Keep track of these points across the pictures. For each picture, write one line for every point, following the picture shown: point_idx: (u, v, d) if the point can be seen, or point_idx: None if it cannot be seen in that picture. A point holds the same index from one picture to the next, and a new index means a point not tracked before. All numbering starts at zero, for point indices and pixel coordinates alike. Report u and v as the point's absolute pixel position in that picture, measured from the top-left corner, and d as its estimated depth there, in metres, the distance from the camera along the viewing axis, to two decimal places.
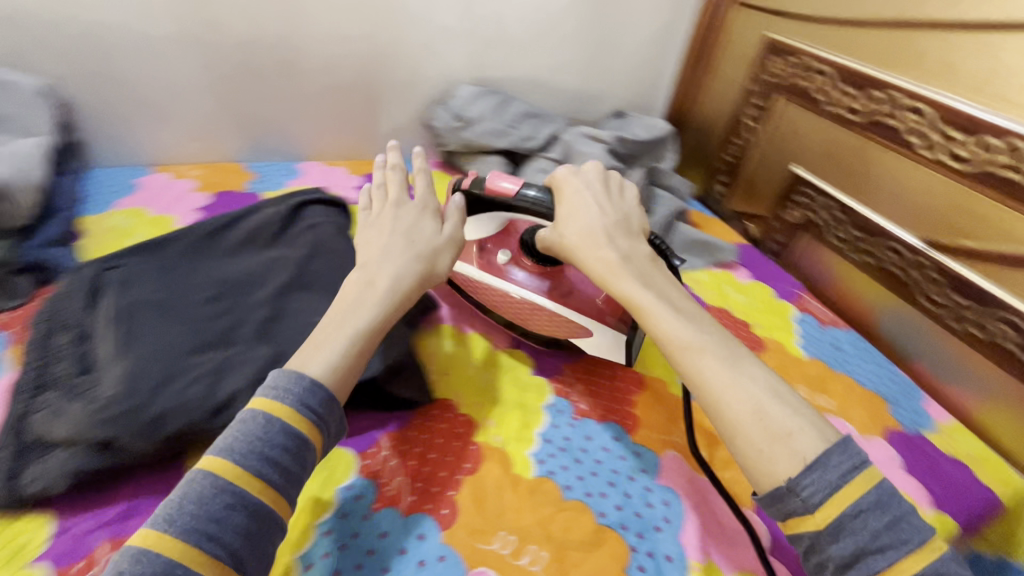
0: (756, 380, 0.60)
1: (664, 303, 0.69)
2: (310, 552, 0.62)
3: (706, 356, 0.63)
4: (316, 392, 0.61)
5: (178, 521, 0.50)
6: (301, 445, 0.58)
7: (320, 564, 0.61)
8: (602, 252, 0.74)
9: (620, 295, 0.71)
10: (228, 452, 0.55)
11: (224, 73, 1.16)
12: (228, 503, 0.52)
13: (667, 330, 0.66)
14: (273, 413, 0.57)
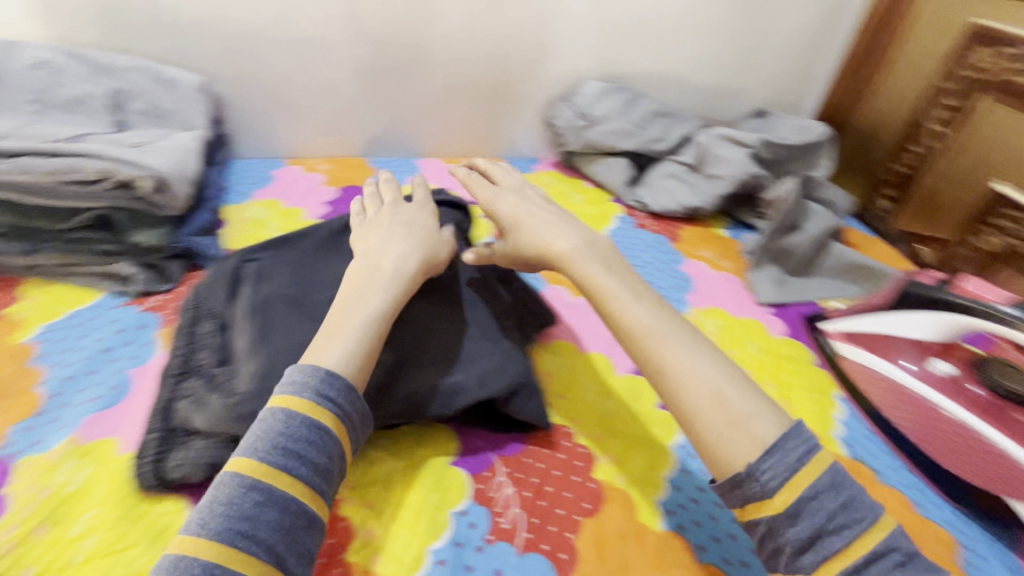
0: (713, 361, 0.43)
1: (685, 337, 0.45)
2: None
3: (669, 343, 0.44)
4: (338, 384, 0.43)
5: (213, 528, 0.36)
6: (327, 438, 0.41)
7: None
8: (563, 234, 0.54)
9: (638, 320, 0.46)
10: (259, 447, 0.39)
11: (619, 39, 0.89)
12: (260, 499, 0.37)
13: (687, 373, 0.43)
14: (294, 405, 0.41)
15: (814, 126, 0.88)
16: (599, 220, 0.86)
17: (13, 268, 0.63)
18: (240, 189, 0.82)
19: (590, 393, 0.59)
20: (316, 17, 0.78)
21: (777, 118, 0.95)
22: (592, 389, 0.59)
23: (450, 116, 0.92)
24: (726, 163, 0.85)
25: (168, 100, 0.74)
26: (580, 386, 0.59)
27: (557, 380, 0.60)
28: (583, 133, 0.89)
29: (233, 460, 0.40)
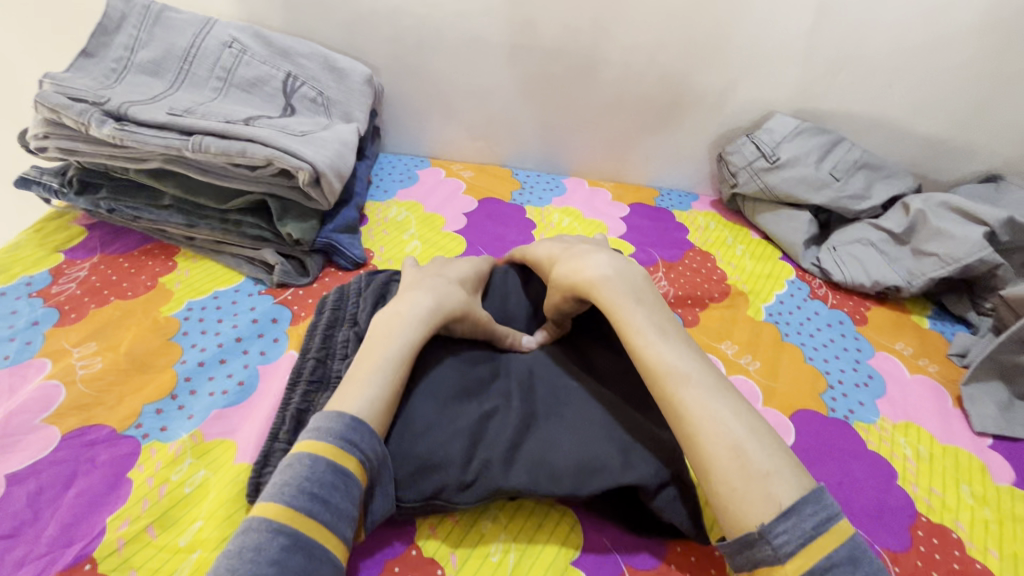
0: (736, 408, 0.39)
1: (707, 378, 0.41)
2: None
3: (690, 385, 0.40)
4: (363, 428, 0.40)
5: (239, 573, 0.32)
6: (350, 483, 0.38)
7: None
8: (596, 262, 0.50)
9: (659, 357, 0.42)
10: (284, 491, 0.36)
11: (829, 73, 0.75)
12: (288, 543, 0.34)
13: (706, 419, 0.38)
14: (321, 450, 0.38)
15: None
16: (765, 281, 0.73)
17: (176, 237, 0.66)
18: (383, 187, 0.80)
19: None
20: (489, 19, 0.73)
21: (1013, 189, 0.77)
22: None
23: (607, 137, 0.84)
24: (945, 239, 0.67)
25: (334, 90, 0.74)
26: None
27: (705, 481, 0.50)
28: (762, 177, 0.76)
29: (257, 504, 0.36)
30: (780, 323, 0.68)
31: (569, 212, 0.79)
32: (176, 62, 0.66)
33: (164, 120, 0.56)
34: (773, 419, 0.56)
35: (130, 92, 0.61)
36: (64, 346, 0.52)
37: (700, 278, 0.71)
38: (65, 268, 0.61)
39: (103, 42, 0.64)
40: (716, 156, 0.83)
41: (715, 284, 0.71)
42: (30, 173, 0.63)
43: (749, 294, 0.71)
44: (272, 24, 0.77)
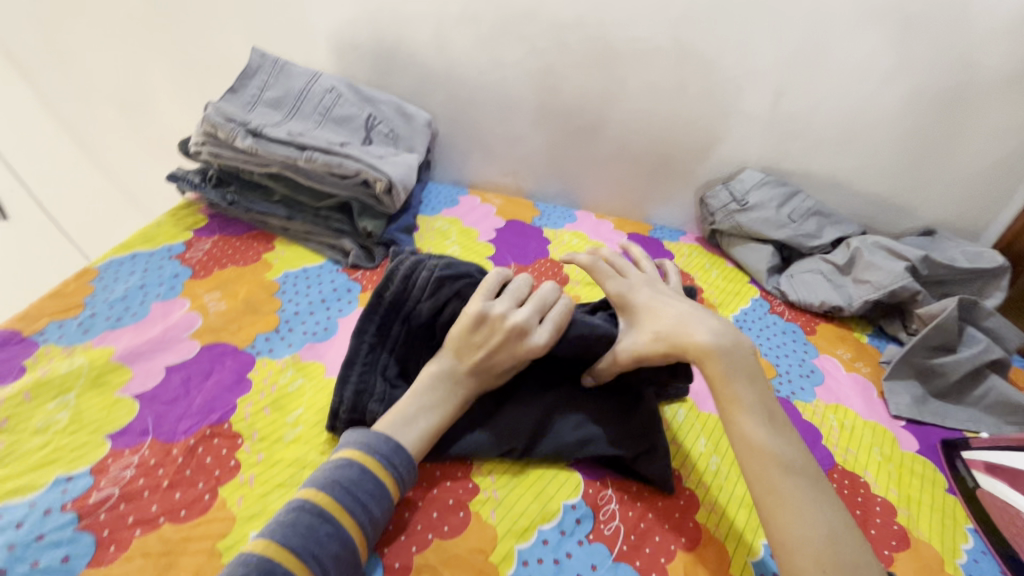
0: (831, 505, 0.44)
1: (805, 479, 0.45)
2: (532, 549, 0.49)
3: (788, 471, 0.45)
4: (404, 455, 0.49)
5: (292, 542, 0.41)
6: (384, 495, 0.46)
7: (546, 570, 0.48)
8: (701, 329, 0.52)
9: (762, 442, 0.46)
10: (332, 487, 0.45)
11: (787, 139, 0.95)
12: (332, 531, 0.42)
13: (804, 510, 0.43)
14: (370, 463, 0.47)
15: (990, 254, 0.84)
16: (733, 297, 0.90)
17: (275, 228, 0.85)
18: (431, 206, 1.00)
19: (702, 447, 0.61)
20: (524, 83, 0.96)
21: (944, 241, 0.94)
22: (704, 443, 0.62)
23: (611, 179, 1.04)
24: (878, 270, 0.85)
25: (402, 129, 0.96)
26: (696, 438, 0.62)
27: (676, 423, 0.64)
28: (734, 216, 0.95)
29: (315, 492, 0.45)
30: (743, 326, 0.84)
31: (579, 235, 0.99)
32: (292, 100, 0.89)
33: (287, 138, 0.78)
34: None
35: (261, 118, 0.83)
36: (198, 292, 0.71)
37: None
38: (194, 242, 0.81)
39: (243, 83, 0.88)
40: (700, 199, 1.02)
41: (692, 295, 0.89)
42: (179, 171, 0.86)
43: (718, 305, 0.88)
44: (360, 79, 1.01)
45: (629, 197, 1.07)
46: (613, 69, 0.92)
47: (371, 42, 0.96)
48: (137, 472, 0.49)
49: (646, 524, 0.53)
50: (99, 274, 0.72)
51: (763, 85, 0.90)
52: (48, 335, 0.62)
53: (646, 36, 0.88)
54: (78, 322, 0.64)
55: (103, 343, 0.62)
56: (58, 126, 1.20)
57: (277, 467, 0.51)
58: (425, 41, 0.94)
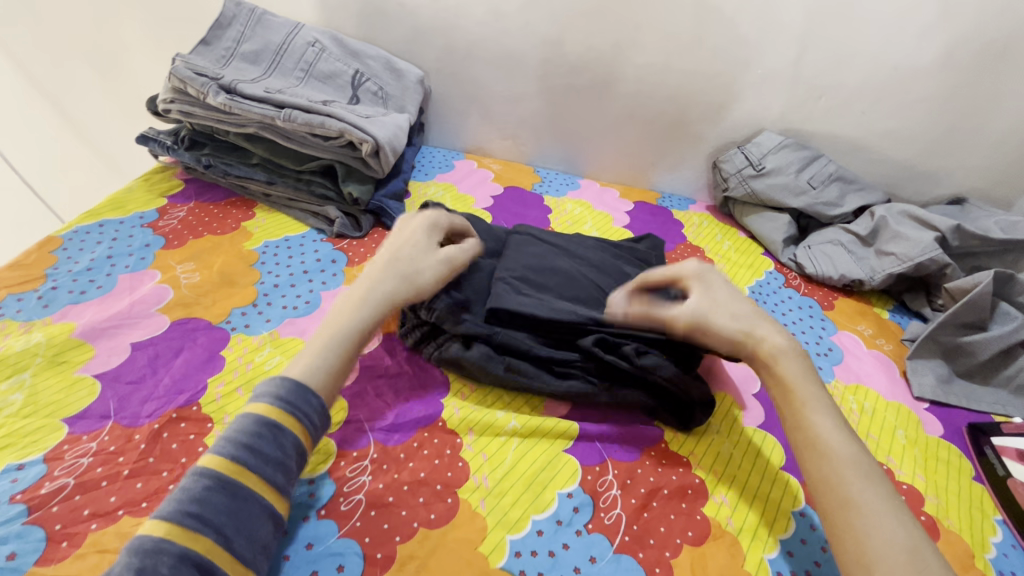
0: (901, 516, 0.41)
1: (880, 484, 0.42)
2: (525, 540, 0.45)
3: (859, 481, 0.42)
4: (291, 387, 0.44)
5: (168, 511, 0.36)
6: (273, 432, 0.41)
7: (540, 563, 0.44)
8: (772, 339, 0.51)
9: (837, 447, 0.44)
10: (217, 445, 0.40)
11: (810, 98, 0.87)
12: (212, 484, 0.37)
13: (875, 517, 0.40)
14: (253, 408, 0.42)
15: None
16: (747, 270, 0.84)
17: (255, 193, 0.79)
18: (424, 171, 0.94)
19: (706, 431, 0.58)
20: (525, 37, 0.88)
21: (974, 210, 0.87)
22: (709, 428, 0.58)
23: (619, 143, 0.97)
24: (903, 241, 0.78)
25: (392, 86, 0.88)
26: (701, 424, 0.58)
27: None
28: (750, 182, 0.88)
29: (203, 455, 0.40)
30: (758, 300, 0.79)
31: (584, 203, 0.92)
32: (271, 54, 0.82)
33: (264, 95, 0.71)
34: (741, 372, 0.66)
35: (236, 74, 0.76)
36: (170, 263, 0.66)
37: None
38: (168, 209, 0.75)
39: (217, 35, 0.80)
40: (713, 163, 0.95)
41: None
42: (150, 133, 0.80)
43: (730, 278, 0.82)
44: (347, 32, 0.93)
45: (637, 163, 0.99)
46: (623, 21, 0.84)
47: None
48: (95, 460, 0.45)
49: (649, 514, 0.49)
50: (63, 243, 0.67)
51: (787, 38, 0.82)
52: (5, 310, 0.58)
53: None
54: (38, 295, 0.60)
55: (65, 318, 0.57)
56: (30, 87, 1.13)
57: None
58: None
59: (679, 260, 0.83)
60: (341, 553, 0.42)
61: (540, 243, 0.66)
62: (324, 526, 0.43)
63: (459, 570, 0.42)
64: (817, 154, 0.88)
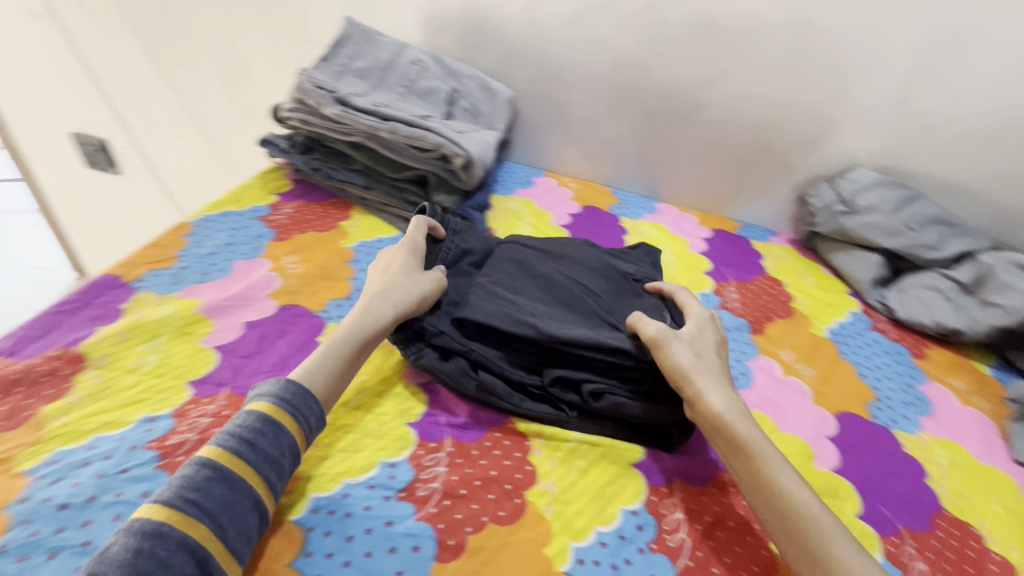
0: (871, 567, 0.42)
1: (840, 532, 0.44)
2: (589, 549, 0.46)
3: (824, 534, 0.43)
4: (294, 390, 0.47)
5: (168, 495, 0.39)
6: (272, 430, 0.44)
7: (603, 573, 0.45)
8: (715, 391, 0.51)
9: (794, 502, 0.45)
10: (219, 438, 0.43)
11: (912, 136, 0.84)
12: (213, 474, 0.41)
13: (851, 573, 0.41)
14: (256, 407, 0.46)
15: None
16: (830, 308, 0.81)
17: (352, 196, 0.86)
18: (506, 185, 0.98)
19: None
20: (616, 63, 0.90)
21: None
22: None
23: (699, 170, 0.97)
24: (1010, 294, 0.74)
25: (484, 105, 0.94)
26: None
27: None
28: (839, 219, 0.85)
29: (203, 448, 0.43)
30: (838, 341, 0.76)
31: (661, 228, 0.93)
32: (379, 71, 0.89)
33: (372, 108, 0.78)
34: (816, 414, 0.65)
35: (349, 88, 0.84)
36: (278, 254, 0.73)
37: (768, 298, 0.81)
38: (278, 206, 0.83)
39: (334, 52, 0.89)
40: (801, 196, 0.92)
41: (783, 305, 0.80)
42: (270, 136, 0.89)
43: (811, 316, 0.79)
44: (445, 52, 1.00)
45: (717, 192, 0.99)
46: (716, 47, 0.85)
47: (461, 16, 0.95)
48: (212, 420, 0.51)
49: (714, 543, 0.48)
50: (192, 229, 0.76)
51: (889, 69, 0.80)
52: (144, 283, 0.66)
53: (757, 11, 0.81)
54: (171, 273, 0.68)
55: (191, 295, 0.65)
56: (166, 90, 1.28)
57: (340, 431, 0.52)
58: (515, 15, 0.92)
59: (756, 293, 0.82)
60: (417, 534, 0.45)
61: (526, 251, 0.67)
62: (401, 508, 0.46)
63: (525, 568, 0.44)
64: (917, 193, 0.84)
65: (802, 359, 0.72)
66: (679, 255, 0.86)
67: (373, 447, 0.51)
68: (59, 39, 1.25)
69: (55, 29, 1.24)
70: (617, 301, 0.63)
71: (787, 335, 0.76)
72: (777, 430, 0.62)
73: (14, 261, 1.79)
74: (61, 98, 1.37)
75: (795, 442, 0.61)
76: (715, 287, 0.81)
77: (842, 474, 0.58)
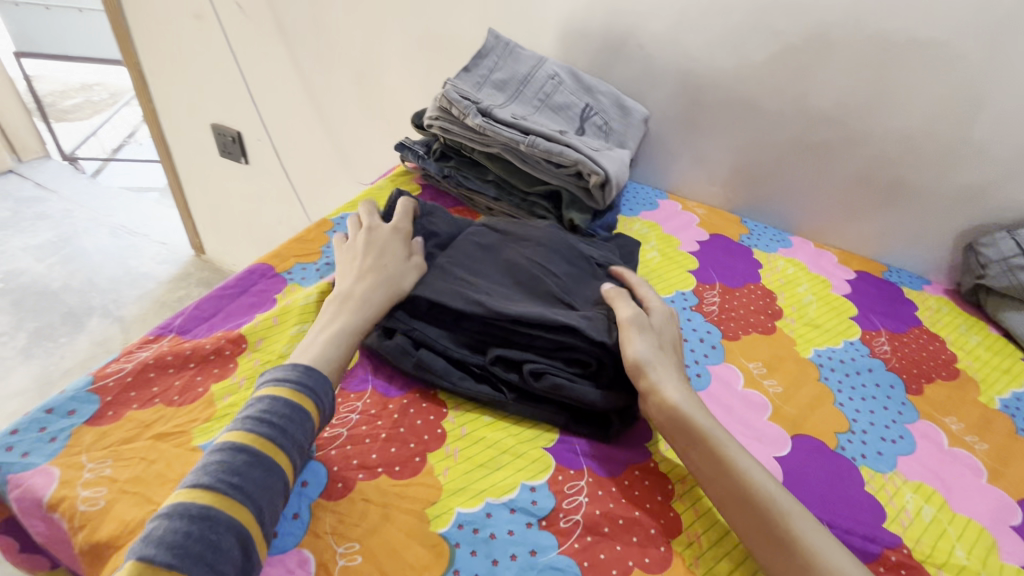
0: (840, 552, 0.43)
1: (804, 517, 0.45)
2: None
3: (786, 517, 0.44)
4: (313, 376, 0.47)
5: (209, 481, 0.39)
6: (300, 417, 0.45)
7: None
8: (672, 385, 0.52)
9: (756, 490, 0.45)
10: (243, 422, 0.43)
11: None
12: (251, 458, 0.40)
13: (816, 552, 0.42)
14: (278, 391, 0.45)
15: None
16: (1001, 375, 0.72)
17: (479, 206, 0.87)
18: (629, 206, 0.95)
19: (954, 558, 0.50)
20: (764, 86, 0.86)
21: None
22: (958, 555, 0.50)
23: (843, 206, 0.89)
24: None
25: (616, 122, 0.92)
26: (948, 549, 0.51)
27: (908, 515, 0.53)
28: (1018, 274, 0.75)
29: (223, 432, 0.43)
30: (1015, 415, 0.66)
31: (798, 265, 0.86)
32: (516, 83, 0.90)
33: (514, 121, 0.78)
34: (996, 497, 0.56)
35: (489, 99, 0.85)
36: None
37: (925, 354, 0.73)
38: None
39: (476, 62, 0.90)
40: (969, 244, 0.82)
41: (944, 366, 0.72)
42: (406, 142, 0.92)
43: (980, 381, 0.70)
44: (579, 67, 0.99)
45: (860, 230, 0.91)
46: (883, 76, 0.78)
47: (602, 32, 0.94)
48: (361, 418, 0.52)
49: None
50: (334, 226, 0.80)
51: None
52: (294, 275, 0.70)
53: (938, 38, 0.74)
54: (317, 267, 0.72)
55: None
56: (302, 90, 1.37)
57: (479, 446, 0.51)
58: (660, 33, 0.90)
59: (911, 348, 0.73)
60: (563, 569, 0.43)
61: (490, 234, 0.67)
62: (544, 537, 0.45)
63: None
64: None
65: (972, 430, 0.64)
66: (819, 297, 0.80)
67: (512, 466, 0.50)
68: (217, 39, 1.38)
69: (215, 29, 1.36)
70: (578, 283, 0.63)
71: (951, 400, 0.67)
72: (951, 510, 0.54)
73: (147, 236, 1.98)
74: (209, 93, 1.50)
75: (974, 529, 0.53)
76: (862, 336, 0.74)
77: None
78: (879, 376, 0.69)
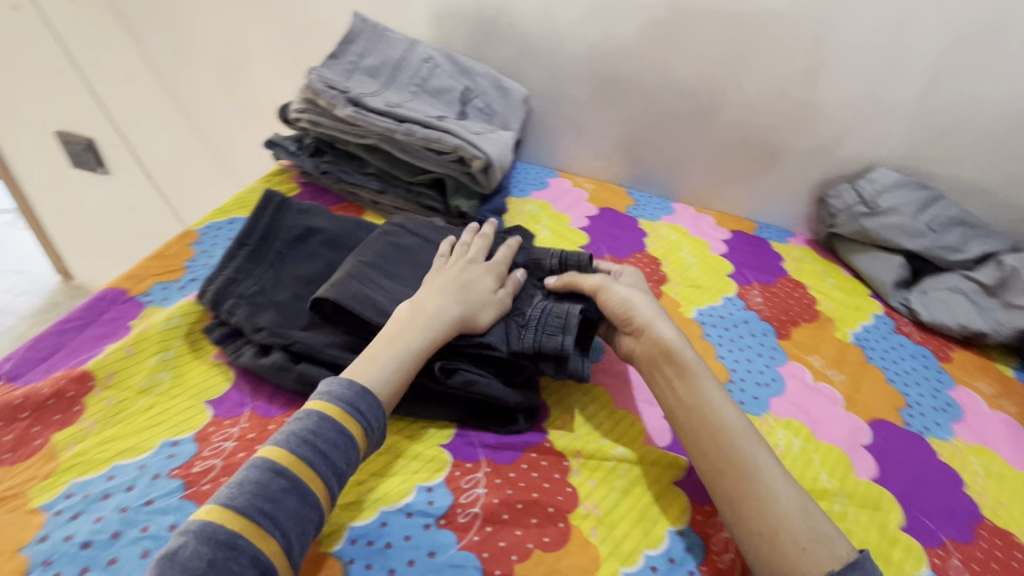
0: (790, 480, 0.47)
1: (764, 448, 0.49)
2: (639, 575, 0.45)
3: (750, 446, 0.48)
4: (365, 396, 0.46)
5: (241, 506, 0.38)
6: (347, 442, 0.43)
7: None
8: (666, 329, 0.55)
9: (728, 421, 0.49)
10: (288, 441, 0.42)
11: (935, 136, 0.83)
12: (289, 486, 0.39)
13: (770, 477, 0.46)
14: (329, 410, 0.44)
15: None
16: (852, 312, 0.81)
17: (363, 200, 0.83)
18: (521, 187, 0.95)
19: (819, 483, 0.56)
20: (634, 61, 0.88)
21: None
22: (822, 480, 0.56)
23: (716, 170, 0.95)
24: None
25: (498, 104, 0.91)
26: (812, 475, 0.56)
27: (780, 451, 0.59)
28: (861, 220, 0.84)
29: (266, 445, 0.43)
30: (865, 346, 0.75)
31: (679, 230, 0.91)
32: (389, 69, 0.85)
33: (387, 109, 0.75)
34: (851, 422, 0.64)
35: (360, 87, 0.80)
36: None
37: (791, 301, 0.80)
38: None
39: (343, 48, 0.85)
40: (822, 197, 0.91)
41: (807, 310, 0.79)
42: (276, 138, 0.85)
43: (837, 320, 0.78)
44: (456, 48, 0.97)
45: (732, 192, 0.97)
46: (738, 46, 0.83)
47: (474, 11, 0.92)
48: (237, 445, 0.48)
49: None
50: (199, 237, 0.72)
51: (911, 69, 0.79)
52: (153, 297, 0.63)
53: (779, 8, 0.79)
54: (180, 285, 0.65)
55: None
56: (157, 85, 1.23)
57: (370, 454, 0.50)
58: (531, 11, 0.89)
59: (780, 296, 0.80)
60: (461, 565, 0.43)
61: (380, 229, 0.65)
62: (442, 536, 0.44)
63: None
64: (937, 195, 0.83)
65: (831, 364, 0.71)
66: (700, 259, 0.85)
67: (407, 470, 0.49)
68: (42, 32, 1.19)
69: (38, 20, 1.17)
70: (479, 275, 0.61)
71: (813, 340, 0.75)
72: (815, 440, 0.61)
73: None
74: (43, 95, 1.30)
75: (834, 454, 0.59)
76: (739, 291, 0.80)
77: (883, 484, 0.57)
78: (755, 328, 0.74)
